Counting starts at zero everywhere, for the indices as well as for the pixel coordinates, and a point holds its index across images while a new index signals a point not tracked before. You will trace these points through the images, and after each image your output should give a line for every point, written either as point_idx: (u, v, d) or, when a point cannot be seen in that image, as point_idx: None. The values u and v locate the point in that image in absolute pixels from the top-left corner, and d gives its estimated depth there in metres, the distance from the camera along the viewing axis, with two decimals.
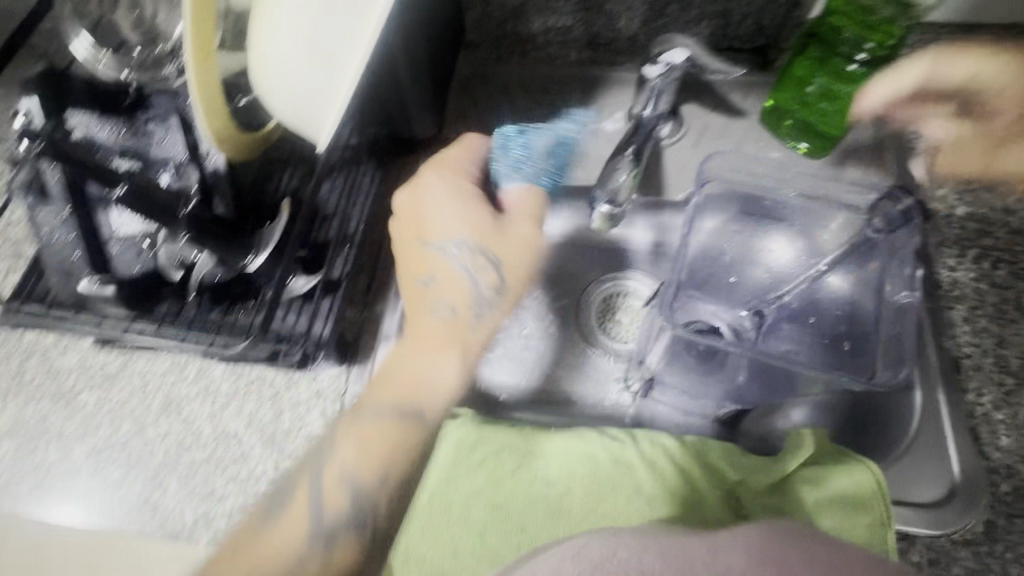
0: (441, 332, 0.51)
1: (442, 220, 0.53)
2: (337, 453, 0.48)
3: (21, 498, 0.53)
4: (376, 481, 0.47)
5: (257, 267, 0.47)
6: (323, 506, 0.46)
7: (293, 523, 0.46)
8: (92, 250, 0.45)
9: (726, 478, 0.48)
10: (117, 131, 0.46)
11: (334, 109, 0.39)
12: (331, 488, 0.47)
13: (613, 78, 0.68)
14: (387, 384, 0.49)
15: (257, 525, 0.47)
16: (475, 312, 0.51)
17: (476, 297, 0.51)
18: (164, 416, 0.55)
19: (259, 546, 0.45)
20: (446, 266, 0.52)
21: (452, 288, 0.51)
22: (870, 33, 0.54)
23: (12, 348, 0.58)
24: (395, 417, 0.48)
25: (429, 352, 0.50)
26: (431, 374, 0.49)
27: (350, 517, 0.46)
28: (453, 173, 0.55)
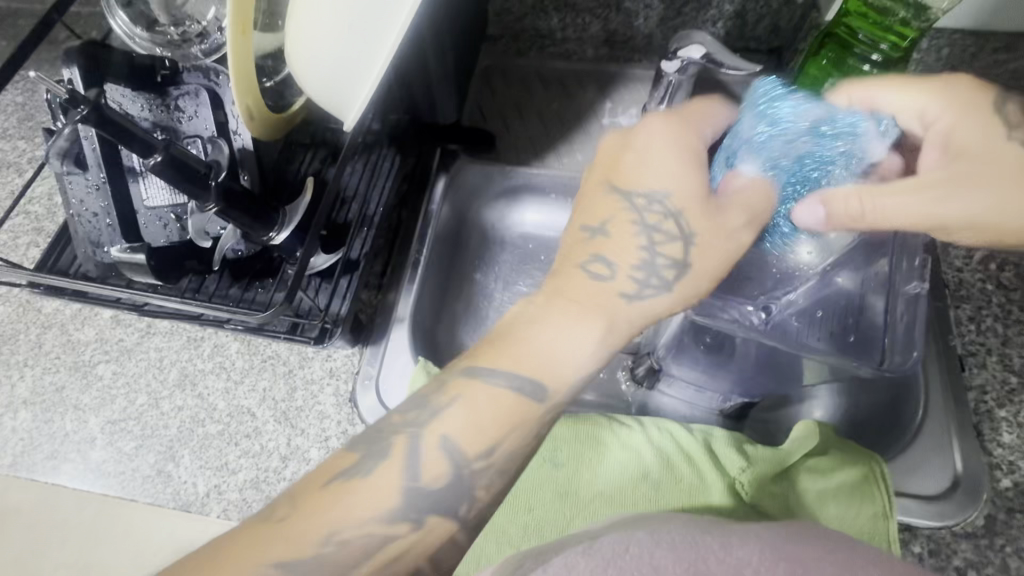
0: (588, 294, 0.39)
1: (643, 165, 0.40)
2: (442, 411, 0.36)
3: (38, 466, 0.54)
4: (485, 454, 0.35)
5: (280, 242, 0.46)
6: (419, 472, 0.35)
7: (386, 471, 0.34)
8: (123, 221, 0.46)
9: (731, 466, 0.49)
10: (150, 105, 0.46)
11: (363, 86, 0.40)
12: (431, 456, 0.35)
13: (629, 74, 0.69)
14: (516, 351, 0.37)
15: (347, 470, 0.35)
16: (636, 284, 0.39)
17: (650, 269, 0.39)
18: (179, 390, 0.56)
19: (355, 482, 0.34)
20: (627, 224, 0.40)
21: (622, 245, 0.39)
22: (884, 35, 0.53)
23: (32, 319, 0.59)
24: (520, 388, 0.36)
25: (578, 318, 0.38)
26: (568, 347, 0.37)
27: (445, 503, 0.35)
28: (675, 132, 0.41)
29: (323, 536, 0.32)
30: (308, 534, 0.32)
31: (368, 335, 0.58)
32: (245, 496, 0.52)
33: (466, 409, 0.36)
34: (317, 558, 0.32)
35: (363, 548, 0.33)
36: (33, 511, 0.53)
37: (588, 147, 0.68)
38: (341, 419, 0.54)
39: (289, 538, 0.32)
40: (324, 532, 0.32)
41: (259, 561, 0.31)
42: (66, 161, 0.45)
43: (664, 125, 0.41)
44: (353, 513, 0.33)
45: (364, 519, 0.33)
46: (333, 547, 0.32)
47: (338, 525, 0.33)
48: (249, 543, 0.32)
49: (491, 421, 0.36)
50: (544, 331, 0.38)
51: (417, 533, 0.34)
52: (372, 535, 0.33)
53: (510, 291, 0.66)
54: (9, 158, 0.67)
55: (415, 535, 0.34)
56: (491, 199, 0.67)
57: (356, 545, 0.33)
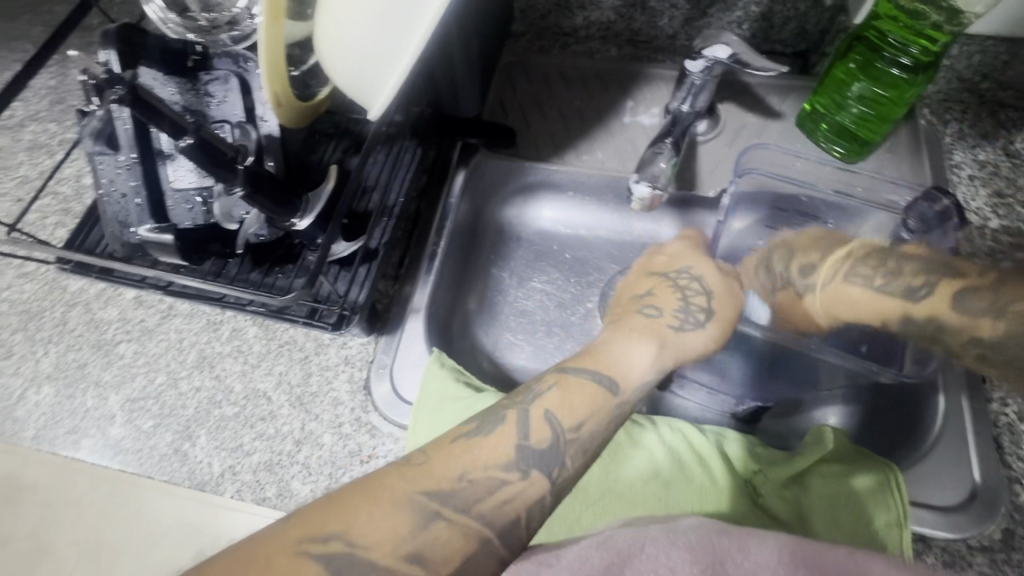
0: (645, 328, 0.46)
1: (674, 257, 0.51)
2: (543, 392, 0.38)
3: (59, 440, 0.55)
4: (577, 427, 0.37)
5: (302, 229, 0.47)
6: (528, 434, 0.36)
7: (504, 432, 0.36)
8: (152, 201, 0.46)
9: (746, 468, 0.50)
10: (182, 89, 0.48)
11: (391, 77, 0.41)
12: (537, 422, 0.37)
13: (651, 75, 0.68)
14: (598, 356, 0.42)
15: (469, 432, 0.36)
16: (680, 322, 0.47)
17: (686, 313, 0.47)
18: (198, 371, 0.57)
19: (478, 439, 0.36)
20: (661, 283, 0.50)
21: (663, 294, 0.48)
22: (915, 39, 0.53)
23: (58, 298, 0.61)
24: (602, 382, 0.40)
25: (630, 342, 0.44)
26: (633, 359, 0.42)
27: (544, 465, 0.35)
28: (693, 235, 0.53)
29: (457, 476, 0.34)
30: (447, 472, 0.34)
31: (383, 324, 0.58)
32: (258, 477, 0.53)
33: (563, 392, 0.38)
34: (453, 491, 0.33)
35: (489, 489, 0.34)
36: (52, 483, 0.54)
37: (609, 145, 0.67)
38: (355, 407, 0.55)
39: (433, 475, 0.34)
40: (460, 470, 0.34)
41: (412, 490, 0.33)
42: (98, 141, 0.46)
43: (678, 235, 0.54)
44: (479, 460, 0.35)
45: (488, 468, 0.35)
46: (467, 483, 0.34)
47: (470, 467, 0.34)
48: (396, 478, 0.33)
49: (570, 397, 0.38)
50: (607, 352, 0.43)
51: (526, 483, 0.35)
52: (494, 479, 0.34)
53: (523, 287, 0.66)
54: (40, 140, 0.69)
55: (523, 484, 0.35)
56: (509, 194, 0.67)
57: (483, 485, 0.34)
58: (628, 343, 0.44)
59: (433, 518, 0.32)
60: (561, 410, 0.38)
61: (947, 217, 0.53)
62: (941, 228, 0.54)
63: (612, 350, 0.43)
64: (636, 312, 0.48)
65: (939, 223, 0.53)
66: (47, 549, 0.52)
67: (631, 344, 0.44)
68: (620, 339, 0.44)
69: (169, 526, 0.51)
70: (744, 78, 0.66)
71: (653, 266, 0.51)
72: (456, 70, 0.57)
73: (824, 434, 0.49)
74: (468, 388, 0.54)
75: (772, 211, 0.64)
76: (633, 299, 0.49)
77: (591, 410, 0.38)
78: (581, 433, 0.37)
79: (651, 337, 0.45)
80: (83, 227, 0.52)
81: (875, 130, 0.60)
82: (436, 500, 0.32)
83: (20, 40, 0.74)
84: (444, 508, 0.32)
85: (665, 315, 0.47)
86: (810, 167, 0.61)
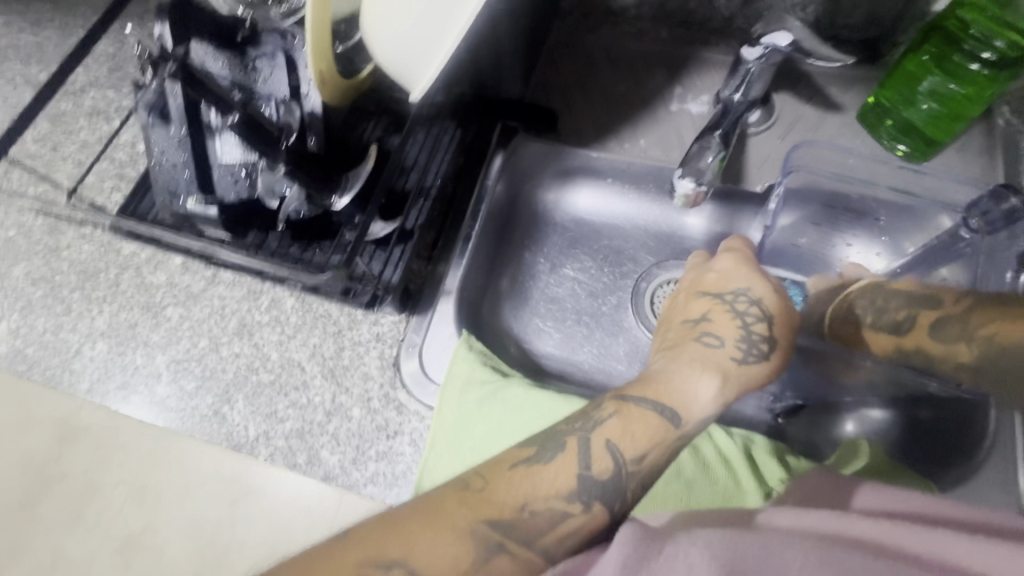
0: (700, 355, 0.44)
1: (724, 278, 0.49)
2: (603, 420, 0.38)
3: (110, 394, 0.59)
4: (638, 460, 0.37)
5: (341, 207, 0.48)
6: (589, 463, 0.36)
7: (565, 461, 0.36)
8: (199, 175, 0.47)
9: (771, 476, 0.48)
10: (228, 64, 0.48)
11: (444, 42, 0.39)
12: (598, 451, 0.37)
13: (703, 60, 0.66)
14: (657, 387, 0.41)
15: (530, 458, 0.36)
16: (742, 353, 0.45)
17: (749, 342, 0.45)
18: (237, 338, 0.59)
19: (539, 467, 0.36)
20: (721, 307, 0.47)
21: (723, 322, 0.46)
22: (1000, 30, 0.49)
23: (112, 260, 0.64)
24: (663, 413, 0.39)
25: (692, 369, 0.43)
26: (692, 388, 0.41)
27: (606, 495, 0.36)
28: (737, 251, 0.51)
29: (518, 506, 0.34)
30: (509, 500, 0.34)
31: (414, 303, 0.59)
32: (291, 444, 0.55)
33: (622, 421, 0.38)
34: (515, 523, 0.34)
35: (550, 521, 0.34)
36: (100, 430, 0.57)
37: (653, 133, 0.65)
38: (384, 383, 0.56)
39: (494, 501, 0.34)
40: (521, 499, 0.34)
41: (474, 519, 0.33)
42: (151, 114, 0.47)
43: (725, 252, 0.52)
44: (542, 487, 0.35)
45: (550, 498, 0.35)
46: (528, 513, 0.34)
47: (530, 497, 0.35)
48: (458, 507, 0.33)
49: (626, 432, 0.38)
50: (671, 379, 0.42)
51: (587, 516, 0.35)
52: (556, 510, 0.35)
53: (556, 274, 0.66)
54: (99, 106, 0.72)
55: (584, 517, 0.35)
56: (547, 178, 0.66)
57: (544, 516, 0.34)
58: (686, 371, 0.43)
59: (495, 551, 0.32)
60: (622, 436, 0.38)
61: (1014, 216, 0.50)
62: (1007, 229, 0.51)
63: (661, 372, 0.43)
64: (697, 334, 0.46)
65: (1005, 223, 0.51)
66: (96, 489, 0.55)
67: (689, 376, 0.42)
68: (669, 360, 0.44)
69: (204, 477, 0.54)
70: (803, 67, 0.63)
71: (700, 284, 0.50)
72: (500, 51, 0.56)
73: (860, 447, 0.49)
74: (495, 372, 0.55)
75: (821, 209, 0.60)
76: (687, 321, 0.48)
77: (650, 445, 0.38)
78: (644, 475, 0.37)
79: (700, 362, 0.44)
80: (134, 196, 0.54)
81: (945, 129, 0.56)
82: (499, 530, 0.33)
83: (82, 6, 0.76)
84: (506, 539, 0.33)
85: (722, 336, 0.45)
86: (865, 164, 0.57)
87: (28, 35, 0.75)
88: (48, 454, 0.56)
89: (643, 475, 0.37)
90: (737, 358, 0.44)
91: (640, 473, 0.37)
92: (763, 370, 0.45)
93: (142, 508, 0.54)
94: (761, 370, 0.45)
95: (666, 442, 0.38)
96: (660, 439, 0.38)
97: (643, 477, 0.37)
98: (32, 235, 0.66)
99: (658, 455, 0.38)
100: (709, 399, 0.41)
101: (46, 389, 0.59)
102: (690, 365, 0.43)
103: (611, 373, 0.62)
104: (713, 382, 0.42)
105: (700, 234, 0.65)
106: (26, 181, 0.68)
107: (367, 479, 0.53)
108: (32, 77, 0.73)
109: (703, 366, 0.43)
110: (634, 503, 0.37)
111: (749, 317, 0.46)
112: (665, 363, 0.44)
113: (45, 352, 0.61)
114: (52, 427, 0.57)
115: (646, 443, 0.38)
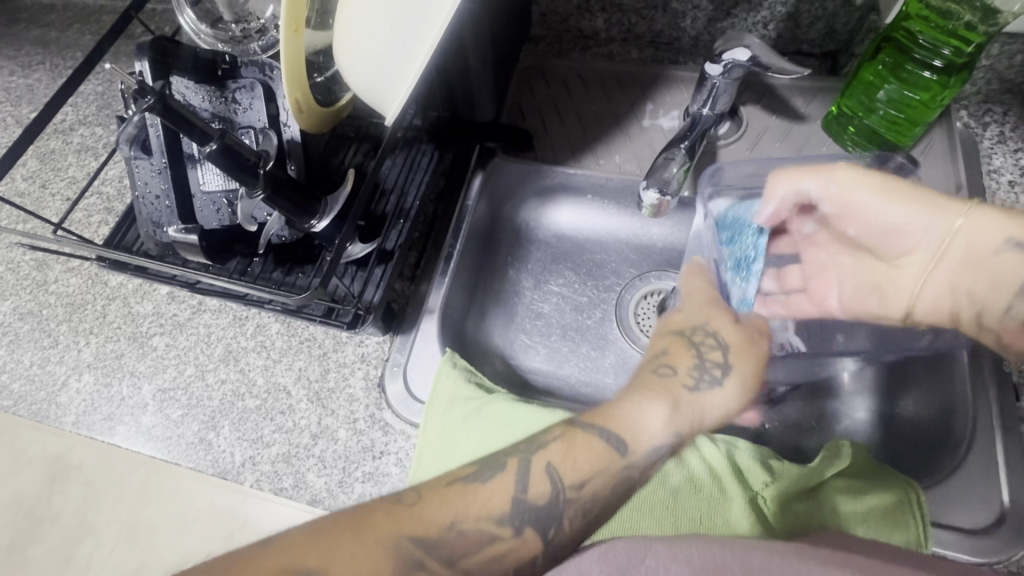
0: (654, 384, 0.45)
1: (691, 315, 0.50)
2: (547, 443, 0.38)
3: (96, 426, 0.59)
4: (578, 486, 0.37)
5: (320, 230, 0.49)
6: (526, 486, 0.36)
7: (501, 482, 0.36)
8: (180, 205, 0.49)
9: (755, 480, 0.48)
10: (210, 97, 0.50)
11: (413, 66, 0.42)
12: (536, 475, 0.37)
13: (673, 77, 0.68)
14: (606, 413, 0.41)
15: (466, 476, 0.36)
16: (694, 380, 0.45)
17: (700, 372, 0.46)
18: (224, 365, 0.60)
19: (475, 486, 0.36)
20: (679, 338, 0.48)
21: (680, 351, 0.47)
22: (947, 39, 0.50)
23: (99, 292, 0.65)
24: (610, 442, 0.39)
25: (647, 400, 0.43)
26: (643, 419, 0.41)
27: (540, 521, 0.35)
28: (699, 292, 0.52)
29: (447, 523, 0.34)
30: (438, 518, 0.34)
31: (398, 323, 0.60)
32: (277, 468, 0.55)
33: (566, 445, 0.38)
34: (438, 541, 0.33)
35: (476, 542, 0.34)
36: (85, 472, 0.58)
37: (627, 149, 0.67)
38: (369, 403, 0.56)
39: (422, 520, 0.33)
40: (450, 517, 0.34)
41: (398, 535, 0.32)
42: (133, 146, 0.49)
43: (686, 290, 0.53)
44: (474, 508, 0.35)
45: (480, 518, 0.34)
46: (454, 533, 0.34)
47: (460, 515, 0.34)
48: (385, 519, 0.33)
49: (569, 465, 0.37)
50: (622, 407, 0.42)
51: (518, 540, 0.35)
52: (485, 532, 0.34)
53: (540, 290, 0.67)
54: (87, 142, 0.73)
55: (515, 542, 0.35)
56: (526, 197, 0.68)
57: (472, 537, 0.34)
58: (639, 402, 0.42)
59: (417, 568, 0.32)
60: (567, 471, 0.37)
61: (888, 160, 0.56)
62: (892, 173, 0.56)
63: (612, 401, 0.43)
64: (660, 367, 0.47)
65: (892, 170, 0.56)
66: (87, 531, 0.57)
67: (642, 407, 0.42)
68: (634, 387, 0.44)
69: (196, 513, 0.55)
70: (769, 81, 0.65)
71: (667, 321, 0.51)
72: (471, 74, 0.58)
73: (842, 449, 0.49)
74: (479, 389, 0.55)
75: None
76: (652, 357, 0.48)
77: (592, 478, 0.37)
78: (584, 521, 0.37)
79: (664, 392, 0.44)
80: (120, 228, 0.55)
81: (906, 133, 0.58)
82: (421, 547, 0.32)
83: (73, 49, 0.78)
84: (427, 557, 0.32)
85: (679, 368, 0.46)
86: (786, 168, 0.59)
87: (19, 78, 0.77)
88: (38, 498, 0.58)
89: (570, 528, 0.36)
90: (690, 386, 0.45)
91: (579, 525, 0.37)
92: (719, 400, 0.45)
93: (133, 551, 0.55)
94: (718, 402, 0.45)
95: (606, 484, 0.38)
96: (609, 467, 0.38)
97: (575, 530, 0.36)
98: (20, 270, 0.66)
99: (596, 496, 0.37)
100: (658, 433, 0.41)
101: (34, 426, 0.60)
102: (655, 394, 0.44)
103: (598, 387, 0.62)
104: (662, 408, 0.42)
105: (678, 243, 0.66)
106: (16, 219, 0.69)
107: (355, 500, 0.53)
108: (22, 117, 0.75)
109: (661, 396, 0.43)
110: (571, 538, 0.36)
111: (704, 347, 0.47)
112: (625, 393, 0.44)
113: (31, 387, 0.61)
114: (42, 466, 0.59)
115: (591, 480, 0.37)
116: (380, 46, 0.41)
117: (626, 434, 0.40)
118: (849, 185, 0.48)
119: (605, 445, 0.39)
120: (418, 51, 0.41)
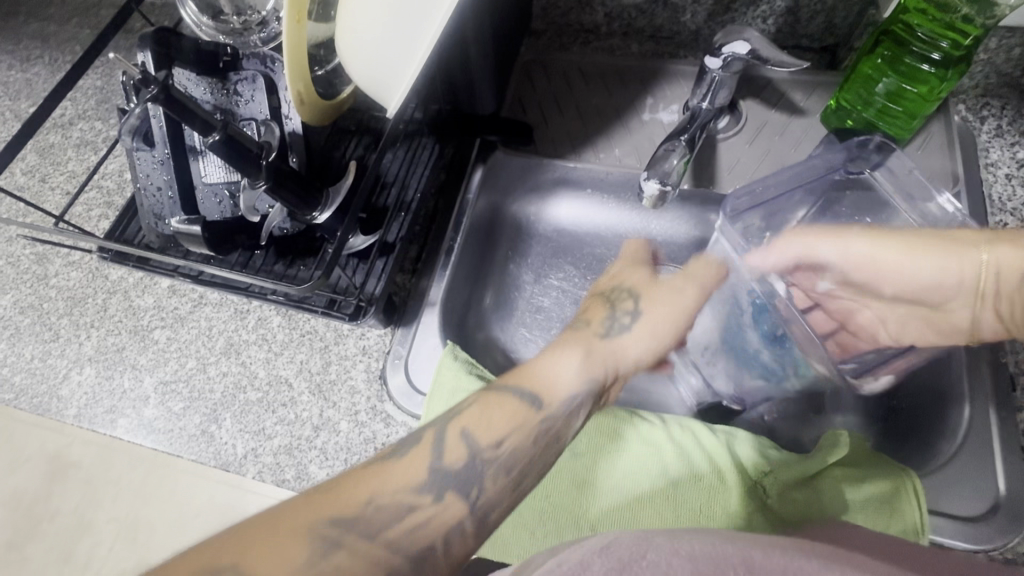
0: (563, 339, 0.45)
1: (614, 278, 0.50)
2: (461, 411, 0.39)
3: (98, 419, 0.59)
4: (495, 445, 0.37)
5: (323, 222, 0.49)
6: (441, 453, 0.37)
7: (418, 453, 0.36)
8: (183, 196, 0.49)
9: (755, 470, 0.49)
10: (212, 90, 0.50)
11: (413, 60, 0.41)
12: (452, 442, 0.37)
13: (672, 71, 0.68)
14: (527, 370, 0.41)
15: (384, 454, 0.37)
16: (608, 327, 0.46)
17: (618, 325, 0.46)
18: (225, 357, 0.60)
19: (392, 462, 0.36)
20: (596, 298, 0.48)
21: (592, 307, 0.47)
22: (944, 33, 0.51)
23: (100, 285, 0.65)
24: (523, 397, 0.39)
25: (560, 354, 0.43)
26: (554, 368, 0.42)
27: (461, 485, 0.36)
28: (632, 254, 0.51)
29: (364, 499, 0.34)
30: (355, 495, 0.34)
31: (400, 316, 0.60)
32: (279, 460, 0.55)
33: (479, 410, 0.39)
34: (359, 516, 0.33)
35: (397, 512, 0.34)
36: (87, 465, 0.58)
37: (627, 142, 0.67)
38: (370, 395, 0.57)
39: (341, 498, 0.33)
40: (366, 495, 0.34)
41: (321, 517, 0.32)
42: (135, 137, 0.48)
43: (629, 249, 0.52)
44: (389, 483, 0.35)
45: (398, 489, 0.35)
46: (374, 507, 0.34)
47: (378, 490, 0.34)
48: (303, 504, 0.33)
49: (489, 422, 0.38)
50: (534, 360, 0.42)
51: (439, 505, 0.35)
52: (404, 503, 0.34)
53: (541, 284, 0.67)
54: (87, 137, 0.73)
55: (435, 507, 0.35)
56: (525, 191, 0.68)
57: (389, 509, 0.34)
58: (563, 357, 0.43)
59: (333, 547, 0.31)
60: (486, 431, 0.38)
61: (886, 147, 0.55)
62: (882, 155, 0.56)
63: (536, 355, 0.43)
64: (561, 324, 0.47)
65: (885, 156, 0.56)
66: (90, 525, 0.57)
67: (562, 360, 0.42)
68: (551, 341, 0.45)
69: (200, 509, 0.55)
70: (768, 75, 0.65)
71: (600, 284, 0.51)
72: (472, 68, 0.58)
73: (840, 438, 0.48)
74: (481, 381, 0.55)
75: None
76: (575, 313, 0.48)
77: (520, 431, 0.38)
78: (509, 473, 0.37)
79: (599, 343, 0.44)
80: (121, 221, 0.55)
81: (904, 127, 0.59)
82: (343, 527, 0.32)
83: (71, 42, 0.78)
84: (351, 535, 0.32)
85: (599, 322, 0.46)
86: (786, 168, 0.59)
87: (18, 72, 0.77)
88: (41, 491, 0.59)
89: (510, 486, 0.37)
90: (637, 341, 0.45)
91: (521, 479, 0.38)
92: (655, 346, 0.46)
93: (136, 543, 0.56)
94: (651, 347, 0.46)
95: (531, 433, 0.38)
96: (530, 421, 0.39)
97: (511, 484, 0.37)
98: (20, 264, 0.66)
99: (517, 451, 0.38)
100: (579, 384, 0.41)
101: (37, 421, 0.60)
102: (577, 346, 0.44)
103: None
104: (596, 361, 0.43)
105: (677, 238, 0.66)
106: (16, 213, 0.69)
107: None
108: (21, 112, 0.75)
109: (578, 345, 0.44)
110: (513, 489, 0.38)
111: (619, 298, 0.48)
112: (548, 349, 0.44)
113: (32, 380, 0.61)
114: (44, 461, 0.59)
115: (509, 437, 0.38)
116: (381, 37, 0.41)
117: (541, 386, 0.40)
118: (860, 252, 0.48)
119: (518, 405, 0.39)
120: (418, 46, 0.41)
